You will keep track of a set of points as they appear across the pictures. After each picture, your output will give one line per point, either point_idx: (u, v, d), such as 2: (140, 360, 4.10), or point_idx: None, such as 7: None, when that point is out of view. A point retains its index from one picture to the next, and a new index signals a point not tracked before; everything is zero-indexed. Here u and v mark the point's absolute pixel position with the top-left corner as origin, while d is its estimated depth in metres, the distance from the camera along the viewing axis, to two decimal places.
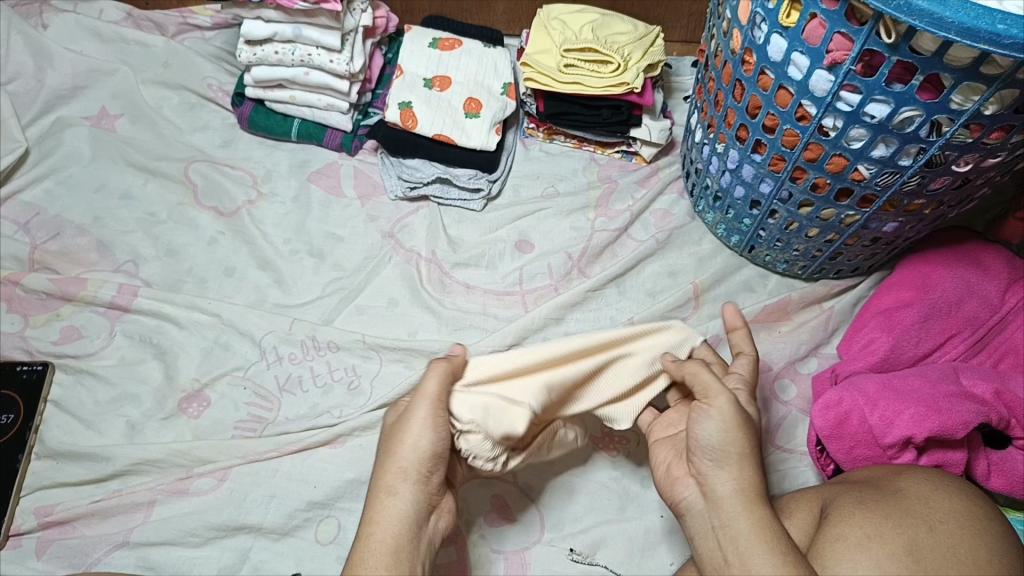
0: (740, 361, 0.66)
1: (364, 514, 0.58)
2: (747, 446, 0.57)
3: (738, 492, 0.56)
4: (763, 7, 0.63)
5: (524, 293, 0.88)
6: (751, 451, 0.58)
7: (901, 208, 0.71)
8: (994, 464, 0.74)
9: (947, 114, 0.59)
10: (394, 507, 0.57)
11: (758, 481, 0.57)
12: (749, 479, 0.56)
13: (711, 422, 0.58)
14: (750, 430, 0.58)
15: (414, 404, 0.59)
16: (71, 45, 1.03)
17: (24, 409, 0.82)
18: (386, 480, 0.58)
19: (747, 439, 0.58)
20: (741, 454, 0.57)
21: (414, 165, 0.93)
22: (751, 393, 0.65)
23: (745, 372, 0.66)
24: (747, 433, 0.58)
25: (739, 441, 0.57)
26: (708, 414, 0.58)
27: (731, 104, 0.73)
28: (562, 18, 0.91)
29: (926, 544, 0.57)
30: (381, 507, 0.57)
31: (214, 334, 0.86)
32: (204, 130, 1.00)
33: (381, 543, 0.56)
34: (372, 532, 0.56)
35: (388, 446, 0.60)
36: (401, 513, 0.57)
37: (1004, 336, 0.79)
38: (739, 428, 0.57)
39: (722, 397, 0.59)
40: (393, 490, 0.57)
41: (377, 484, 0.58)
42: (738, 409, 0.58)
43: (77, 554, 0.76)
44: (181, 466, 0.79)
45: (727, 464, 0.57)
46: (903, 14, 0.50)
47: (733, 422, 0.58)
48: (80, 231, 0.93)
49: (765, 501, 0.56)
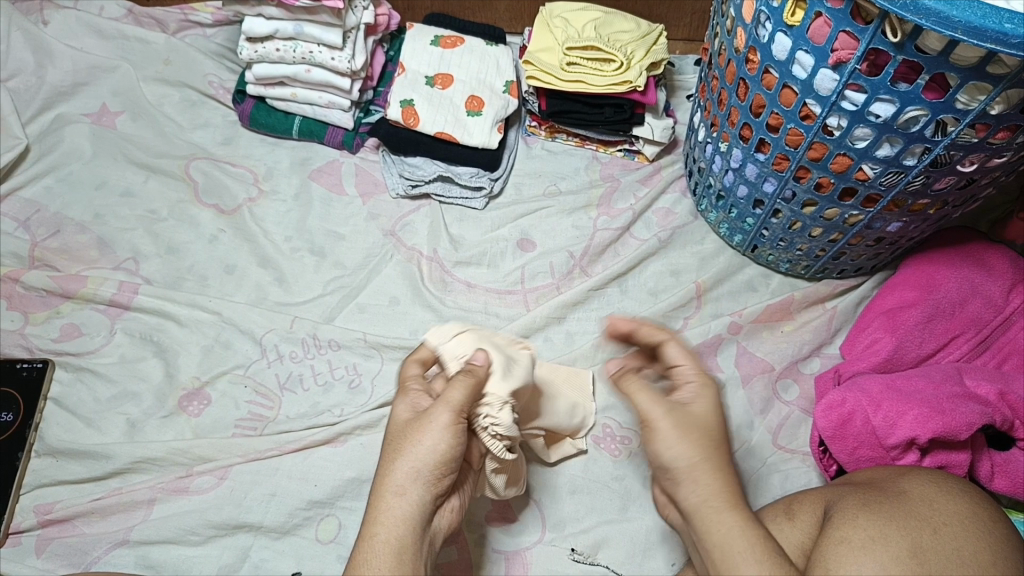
0: (673, 349, 0.61)
1: (366, 512, 0.57)
2: (699, 457, 0.54)
3: (703, 506, 0.53)
4: (768, 6, 0.63)
5: (525, 292, 0.88)
6: (707, 456, 0.54)
7: (905, 208, 0.71)
8: (997, 465, 0.73)
9: (953, 114, 0.58)
10: (401, 507, 0.56)
11: (724, 487, 0.53)
12: (709, 488, 0.53)
13: (654, 442, 0.55)
14: (699, 436, 0.54)
15: (434, 406, 0.58)
16: (71, 42, 1.02)
17: (24, 406, 0.82)
18: (395, 478, 0.57)
19: (695, 447, 0.54)
20: (692, 468, 0.53)
21: (416, 163, 0.93)
22: (704, 377, 0.59)
23: (686, 362, 0.60)
24: (695, 442, 0.54)
25: (687, 453, 0.54)
26: (650, 433, 0.55)
27: (735, 103, 0.73)
28: (565, 16, 0.90)
29: (930, 547, 0.56)
30: (386, 506, 0.56)
31: (215, 331, 0.86)
32: (205, 127, 1.00)
33: (384, 543, 0.55)
34: (377, 533, 0.55)
35: (398, 444, 0.58)
36: (407, 513, 0.56)
37: (1008, 337, 0.79)
38: (681, 438, 0.54)
39: (659, 415, 0.55)
40: (403, 491, 0.56)
41: (385, 481, 0.57)
42: (677, 423, 0.55)
43: (77, 552, 0.76)
44: (181, 464, 0.79)
45: (683, 481, 0.54)
46: (909, 13, 0.50)
47: (676, 439, 0.54)
48: (80, 228, 0.93)
49: (736, 506, 0.53)
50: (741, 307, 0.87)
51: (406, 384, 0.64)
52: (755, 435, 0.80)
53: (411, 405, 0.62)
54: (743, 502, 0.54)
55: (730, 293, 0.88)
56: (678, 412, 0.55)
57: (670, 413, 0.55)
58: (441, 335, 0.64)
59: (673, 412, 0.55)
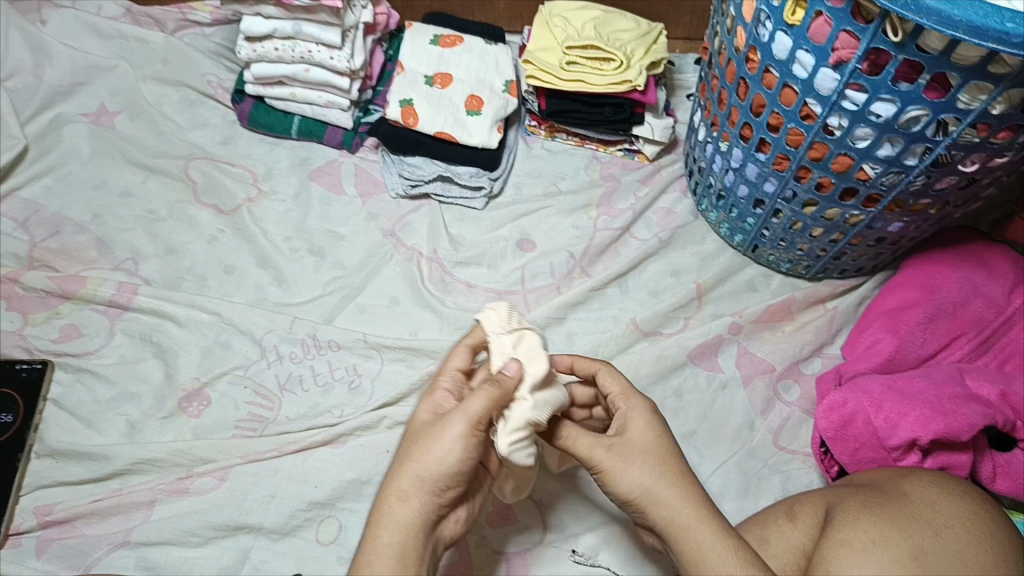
0: (604, 378, 0.61)
1: (370, 514, 0.56)
2: (648, 482, 0.54)
3: (670, 527, 0.54)
4: (768, 5, 0.63)
5: (525, 292, 0.88)
6: (657, 477, 0.54)
7: (906, 208, 0.71)
8: (999, 466, 0.73)
9: (954, 114, 0.58)
10: (404, 512, 0.54)
11: (686, 502, 0.54)
12: (671, 508, 0.54)
13: (606, 481, 0.56)
14: (644, 462, 0.55)
15: (451, 414, 0.55)
16: (70, 41, 1.02)
17: (24, 408, 0.82)
18: (399, 483, 0.55)
19: (642, 471, 0.54)
20: (647, 494, 0.54)
21: (415, 163, 0.92)
22: (631, 397, 0.59)
23: (616, 387, 0.60)
24: (642, 468, 0.55)
25: (637, 482, 0.54)
26: (600, 471, 0.57)
27: (735, 102, 0.73)
28: (565, 15, 0.90)
29: (932, 549, 0.56)
30: (389, 510, 0.55)
31: (215, 332, 0.86)
32: (204, 127, 0.99)
33: (386, 547, 0.54)
34: (379, 537, 0.54)
35: (407, 447, 0.56)
36: (410, 519, 0.54)
37: (1010, 337, 0.79)
38: (626, 470, 0.55)
39: (597, 455, 0.56)
40: (405, 496, 0.55)
41: (390, 484, 0.56)
42: (615, 458, 0.55)
43: (77, 554, 0.76)
44: (181, 465, 0.78)
45: (647, 508, 0.55)
46: (910, 12, 0.49)
47: (620, 473, 0.55)
48: (79, 228, 0.93)
49: (705, 520, 0.53)
50: (742, 307, 0.87)
51: (439, 379, 0.61)
52: (755, 436, 0.80)
53: (437, 405, 0.59)
54: (714, 512, 0.54)
55: (731, 293, 0.87)
56: (615, 446, 0.56)
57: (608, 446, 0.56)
58: (499, 324, 0.58)
59: (611, 446, 0.56)
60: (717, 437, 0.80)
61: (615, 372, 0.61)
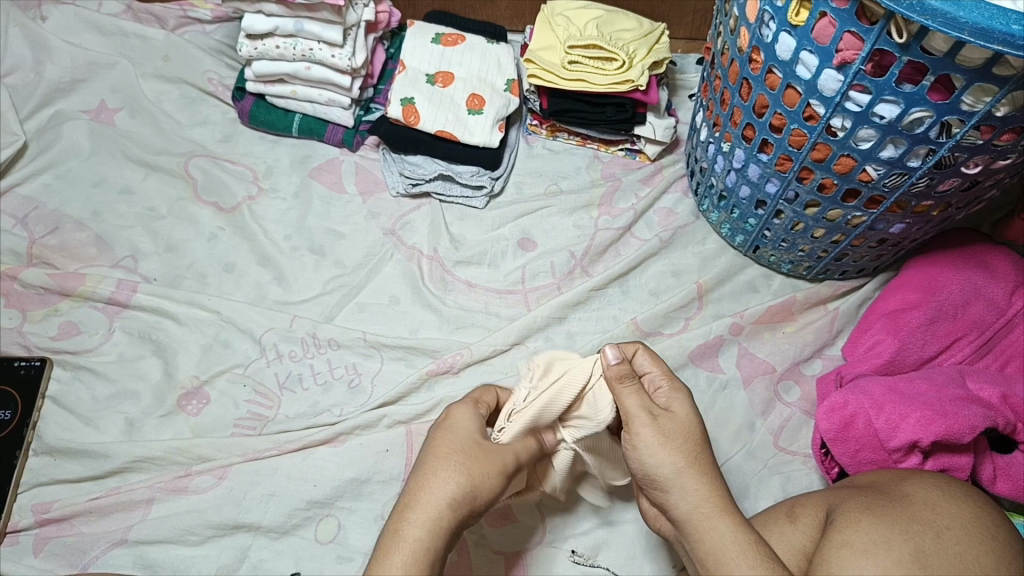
0: (642, 361, 0.63)
1: (396, 513, 0.53)
2: (682, 462, 0.55)
3: (694, 513, 0.54)
4: (772, 6, 0.63)
5: (526, 291, 0.88)
6: (691, 461, 0.56)
7: (908, 209, 0.71)
8: (1000, 468, 0.73)
9: (958, 116, 0.58)
10: (446, 519, 0.52)
11: (714, 490, 0.55)
12: (698, 492, 0.54)
13: (639, 453, 0.57)
14: (683, 442, 0.56)
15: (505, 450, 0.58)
16: (69, 37, 1.02)
17: (22, 405, 0.82)
18: (444, 489, 0.53)
19: (678, 452, 0.56)
20: (677, 474, 0.55)
21: (416, 162, 0.93)
22: (675, 381, 0.61)
23: (656, 371, 0.62)
24: (679, 448, 0.56)
25: (670, 460, 0.55)
26: (633, 444, 0.57)
27: (738, 103, 0.72)
28: (567, 14, 0.90)
29: (933, 551, 0.56)
30: (431, 514, 0.52)
31: (214, 330, 0.85)
32: (204, 125, 0.99)
33: (422, 552, 0.51)
34: (411, 536, 0.51)
35: (460, 456, 0.55)
36: (448, 528, 0.52)
37: (1011, 339, 0.79)
38: (665, 448, 0.56)
39: (642, 420, 0.57)
40: (455, 505, 0.53)
41: (433, 485, 0.53)
42: (660, 428, 0.57)
43: (75, 552, 0.75)
44: (179, 464, 0.78)
45: (670, 488, 0.55)
46: (915, 14, 0.49)
47: (659, 446, 0.56)
48: (78, 225, 0.93)
49: (727, 510, 0.54)
50: (742, 308, 0.87)
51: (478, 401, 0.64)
52: (756, 437, 0.80)
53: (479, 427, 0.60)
54: (735, 508, 0.55)
55: (732, 294, 0.87)
56: (661, 417, 0.58)
57: (652, 418, 0.57)
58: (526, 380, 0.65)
59: (658, 418, 0.57)
60: (717, 438, 0.80)
61: (656, 359, 0.62)
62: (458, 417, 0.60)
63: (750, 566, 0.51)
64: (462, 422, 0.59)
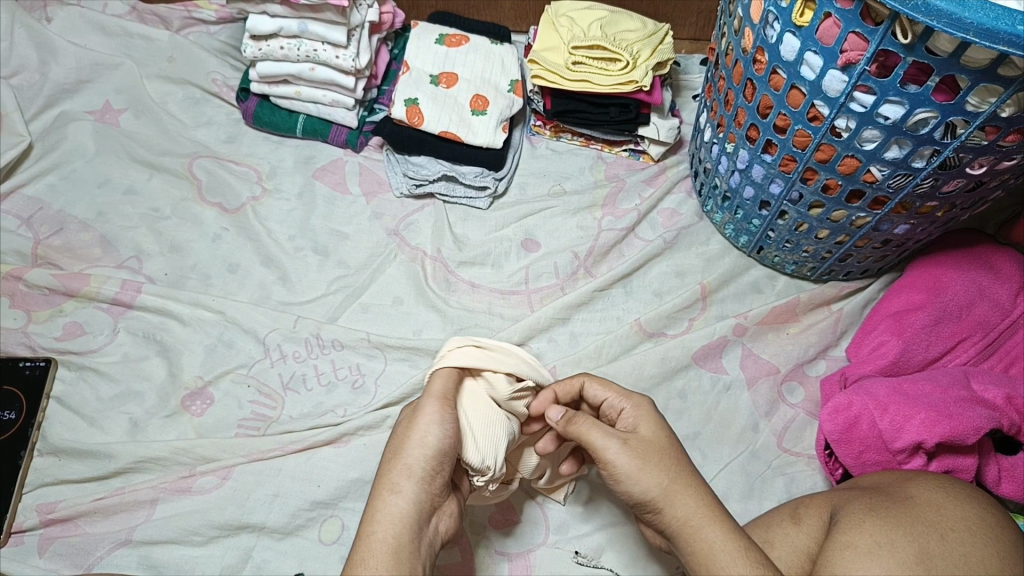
0: (593, 389, 0.64)
1: (362, 516, 0.54)
2: (667, 481, 0.55)
3: (684, 527, 0.54)
4: (776, 6, 0.62)
5: (530, 292, 0.88)
6: (674, 476, 0.55)
7: (913, 210, 0.70)
8: (1005, 470, 0.73)
9: (962, 117, 0.58)
10: (397, 503, 0.54)
11: (700, 501, 0.54)
12: (686, 506, 0.54)
13: (622, 481, 0.56)
14: (662, 460, 0.56)
15: (423, 402, 0.59)
16: (75, 39, 1.02)
17: (27, 406, 0.82)
18: (389, 477, 0.55)
19: (660, 469, 0.55)
20: (665, 494, 0.55)
21: (420, 163, 0.93)
22: (632, 398, 0.61)
23: (608, 391, 0.63)
24: (660, 466, 0.56)
25: (654, 481, 0.55)
26: (613, 472, 0.57)
27: (742, 104, 0.72)
28: (571, 15, 0.90)
29: (939, 552, 0.56)
30: (383, 505, 0.54)
31: (218, 331, 0.86)
32: (208, 126, 0.99)
33: (382, 542, 0.52)
34: (373, 532, 0.53)
35: (396, 444, 0.57)
36: (402, 509, 0.53)
37: (1016, 340, 0.78)
38: (645, 470, 0.55)
39: (615, 449, 0.57)
40: (397, 487, 0.54)
41: (381, 480, 0.55)
42: (634, 452, 0.56)
43: (80, 552, 0.76)
44: (183, 464, 0.78)
45: (660, 508, 0.55)
46: (921, 14, 0.49)
47: (640, 471, 0.55)
48: (83, 226, 0.93)
49: (716, 518, 0.53)
50: (745, 309, 0.86)
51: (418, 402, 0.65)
52: (759, 438, 0.80)
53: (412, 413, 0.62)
54: (727, 515, 0.54)
55: (735, 295, 0.87)
56: (631, 442, 0.57)
57: (624, 443, 0.57)
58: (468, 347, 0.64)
59: (628, 441, 0.57)
60: (720, 439, 0.80)
61: (604, 382, 0.64)
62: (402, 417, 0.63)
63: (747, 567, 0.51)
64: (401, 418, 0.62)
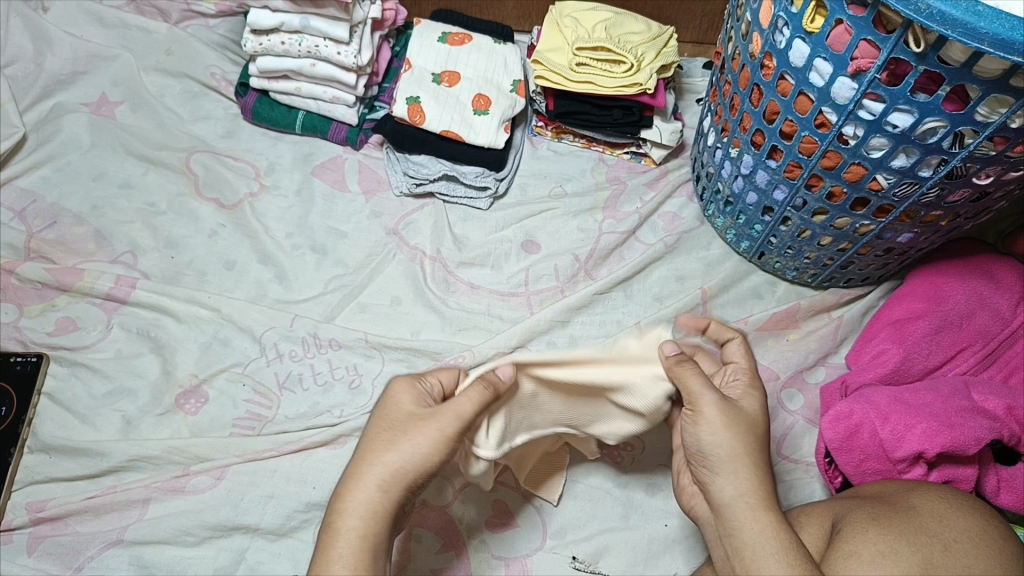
0: (733, 348, 0.65)
1: (337, 501, 0.56)
2: (740, 450, 0.57)
3: (737, 500, 0.56)
4: (786, 11, 0.62)
5: (529, 294, 0.87)
6: (749, 452, 0.58)
7: (918, 219, 0.70)
8: (1003, 480, 0.73)
9: (971, 127, 0.57)
10: (378, 502, 0.55)
11: (761, 485, 0.57)
12: (746, 483, 0.56)
13: (699, 427, 0.59)
14: (744, 431, 0.58)
15: (441, 412, 0.57)
16: (71, 29, 1.01)
17: (18, 402, 0.81)
18: (376, 473, 0.55)
19: (738, 440, 0.58)
20: (732, 458, 0.57)
21: (420, 161, 0.92)
22: (755, 379, 0.63)
23: (744, 359, 0.64)
24: (739, 435, 0.58)
25: (728, 445, 0.57)
26: (696, 419, 0.59)
27: (748, 109, 0.72)
28: (575, 15, 0.89)
29: (941, 564, 0.56)
30: (360, 500, 0.55)
31: (214, 328, 0.84)
32: (206, 120, 0.98)
33: (358, 538, 0.54)
34: (349, 525, 0.54)
35: (390, 439, 0.57)
36: (385, 511, 0.55)
37: (1014, 351, 0.79)
38: (728, 434, 0.58)
39: (710, 400, 0.59)
40: (386, 487, 0.55)
41: (365, 471, 0.56)
42: (726, 412, 0.58)
43: (70, 552, 0.75)
44: (177, 463, 0.77)
45: (722, 471, 0.57)
46: (935, 23, 0.48)
47: (721, 428, 0.58)
48: (77, 220, 0.91)
49: (769, 506, 0.56)
50: (745, 314, 0.86)
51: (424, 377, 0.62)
52: None
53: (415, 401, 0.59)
54: (776, 503, 0.56)
55: (736, 300, 0.87)
56: (728, 402, 0.59)
57: (720, 402, 0.59)
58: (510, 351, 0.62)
59: (725, 402, 0.59)
60: None
61: (749, 350, 0.65)
62: (390, 396, 0.60)
63: (787, 562, 0.53)
64: (397, 399, 0.59)
